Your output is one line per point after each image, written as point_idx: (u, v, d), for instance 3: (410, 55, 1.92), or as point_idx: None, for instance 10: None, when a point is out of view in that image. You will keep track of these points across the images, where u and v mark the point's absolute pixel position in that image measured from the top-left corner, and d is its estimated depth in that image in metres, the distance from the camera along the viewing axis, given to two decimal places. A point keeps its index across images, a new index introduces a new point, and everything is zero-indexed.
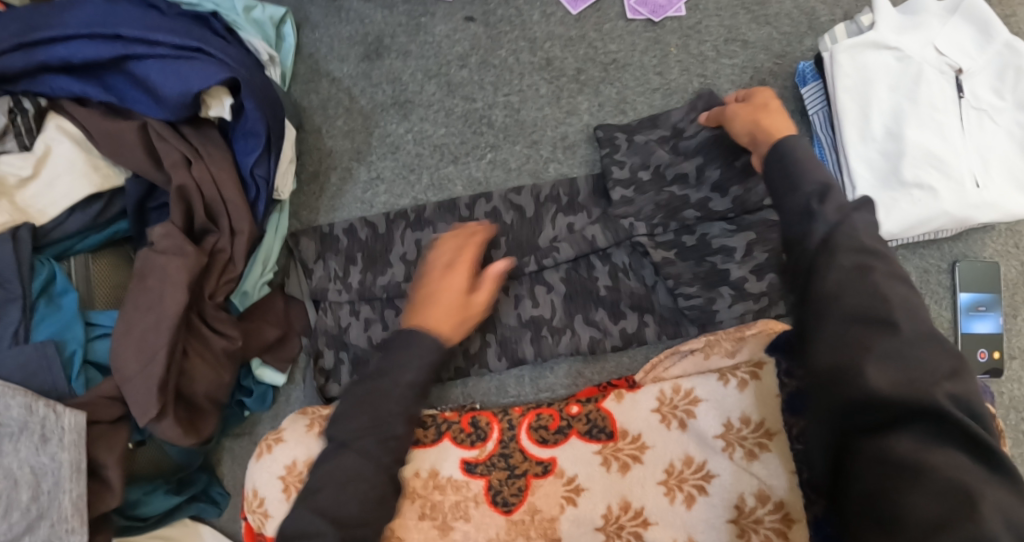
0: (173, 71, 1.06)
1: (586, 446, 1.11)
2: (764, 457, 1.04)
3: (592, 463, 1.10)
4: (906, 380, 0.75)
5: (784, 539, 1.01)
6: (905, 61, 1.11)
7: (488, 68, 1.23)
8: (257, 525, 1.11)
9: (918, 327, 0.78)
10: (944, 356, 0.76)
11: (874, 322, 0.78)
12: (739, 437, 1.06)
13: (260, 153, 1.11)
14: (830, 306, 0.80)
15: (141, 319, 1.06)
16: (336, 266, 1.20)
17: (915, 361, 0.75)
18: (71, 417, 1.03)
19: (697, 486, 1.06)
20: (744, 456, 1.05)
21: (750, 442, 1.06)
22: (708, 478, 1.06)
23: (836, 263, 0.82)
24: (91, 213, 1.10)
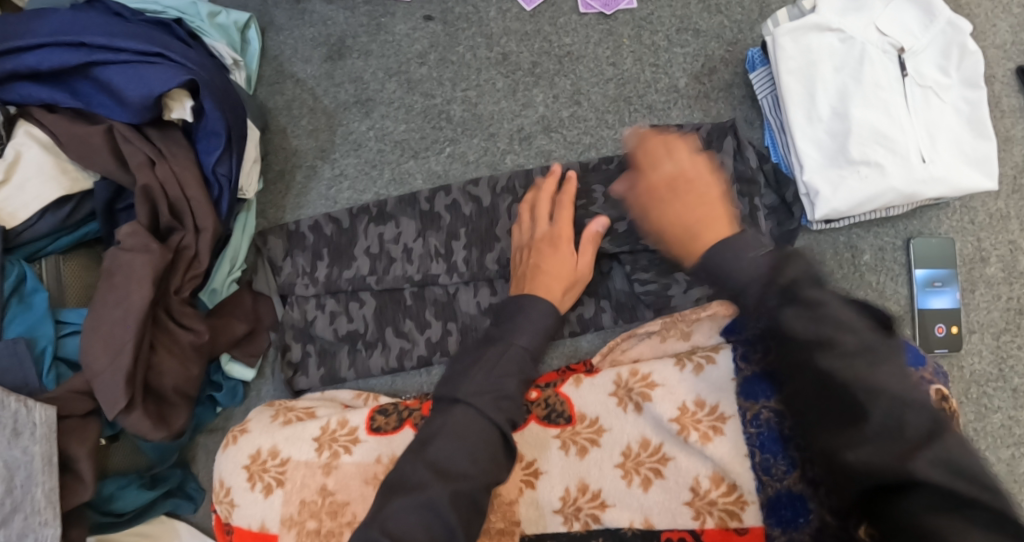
0: (136, 75, 1.10)
1: (546, 431, 1.13)
2: (719, 440, 1.03)
3: (551, 446, 1.12)
4: (885, 448, 0.72)
5: (737, 520, 1.02)
6: (848, 42, 1.13)
7: (446, 65, 1.27)
8: (225, 515, 1.14)
9: (889, 385, 0.74)
10: (909, 410, 0.73)
11: (844, 407, 0.74)
12: (694, 419, 1.05)
13: (222, 151, 1.14)
14: (799, 374, 0.77)
15: (109, 315, 1.09)
16: (303, 262, 1.24)
17: (897, 430, 0.72)
18: (42, 411, 1.06)
19: (653, 469, 1.07)
20: (699, 438, 1.04)
21: (705, 425, 1.05)
22: (664, 462, 1.06)
23: (788, 324, 0.77)
24: (61, 215, 1.14)
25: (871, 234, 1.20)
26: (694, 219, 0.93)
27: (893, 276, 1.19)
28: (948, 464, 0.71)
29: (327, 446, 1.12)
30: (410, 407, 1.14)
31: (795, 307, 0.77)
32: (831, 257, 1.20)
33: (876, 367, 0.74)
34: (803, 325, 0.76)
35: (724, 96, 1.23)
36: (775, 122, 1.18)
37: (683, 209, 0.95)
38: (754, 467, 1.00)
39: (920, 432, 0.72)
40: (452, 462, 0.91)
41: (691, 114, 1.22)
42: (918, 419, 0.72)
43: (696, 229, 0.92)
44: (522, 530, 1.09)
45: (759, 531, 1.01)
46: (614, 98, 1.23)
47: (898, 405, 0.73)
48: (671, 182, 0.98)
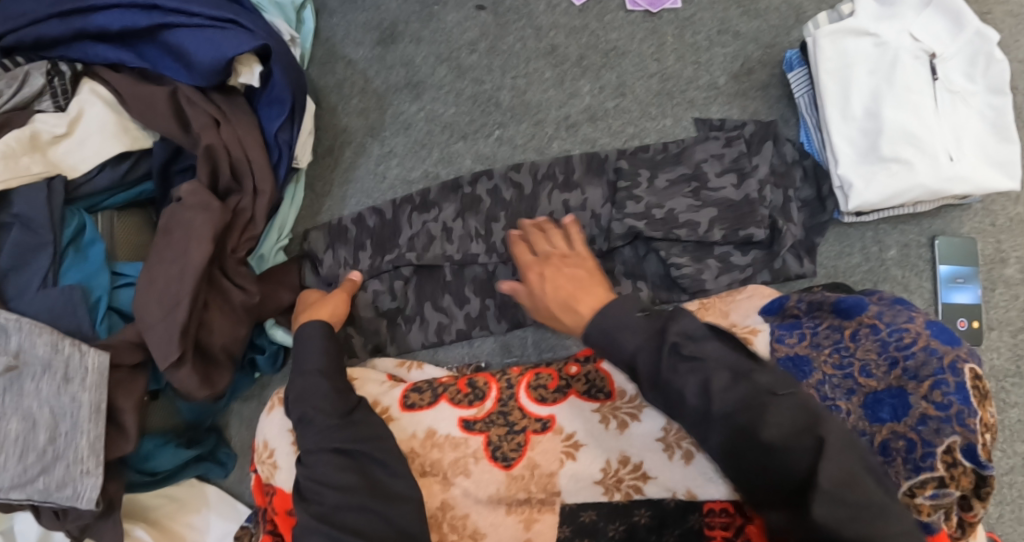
0: (207, 39, 1.13)
1: (585, 405, 1.15)
2: None
3: (592, 420, 1.13)
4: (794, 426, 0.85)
5: None
6: (882, 46, 1.19)
7: (496, 53, 1.32)
8: (266, 476, 1.15)
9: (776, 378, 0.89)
10: (801, 456, 0.84)
11: (746, 456, 0.86)
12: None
13: (285, 119, 1.20)
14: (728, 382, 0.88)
15: (166, 271, 1.12)
16: (345, 253, 1.27)
17: (784, 475, 0.84)
18: (94, 357, 1.07)
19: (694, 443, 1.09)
20: None
21: None
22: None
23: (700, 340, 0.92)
24: (120, 171, 1.16)
25: (897, 230, 1.25)
26: (552, 286, 1.08)
27: (917, 271, 1.25)
28: (838, 496, 0.81)
29: None
30: (445, 384, 1.19)
31: (681, 363, 0.91)
32: (858, 250, 1.25)
33: (767, 409, 0.86)
34: (693, 380, 0.89)
35: (761, 95, 1.29)
36: (811, 120, 1.25)
37: (559, 276, 1.08)
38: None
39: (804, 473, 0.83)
40: (326, 478, 1.02)
41: (729, 110, 1.29)
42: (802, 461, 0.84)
43: (574, 294, 1.05)
44: (562, 500, 1.12)
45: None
46: (657, 92, 1.29)
47: (789, 451, 0.84)
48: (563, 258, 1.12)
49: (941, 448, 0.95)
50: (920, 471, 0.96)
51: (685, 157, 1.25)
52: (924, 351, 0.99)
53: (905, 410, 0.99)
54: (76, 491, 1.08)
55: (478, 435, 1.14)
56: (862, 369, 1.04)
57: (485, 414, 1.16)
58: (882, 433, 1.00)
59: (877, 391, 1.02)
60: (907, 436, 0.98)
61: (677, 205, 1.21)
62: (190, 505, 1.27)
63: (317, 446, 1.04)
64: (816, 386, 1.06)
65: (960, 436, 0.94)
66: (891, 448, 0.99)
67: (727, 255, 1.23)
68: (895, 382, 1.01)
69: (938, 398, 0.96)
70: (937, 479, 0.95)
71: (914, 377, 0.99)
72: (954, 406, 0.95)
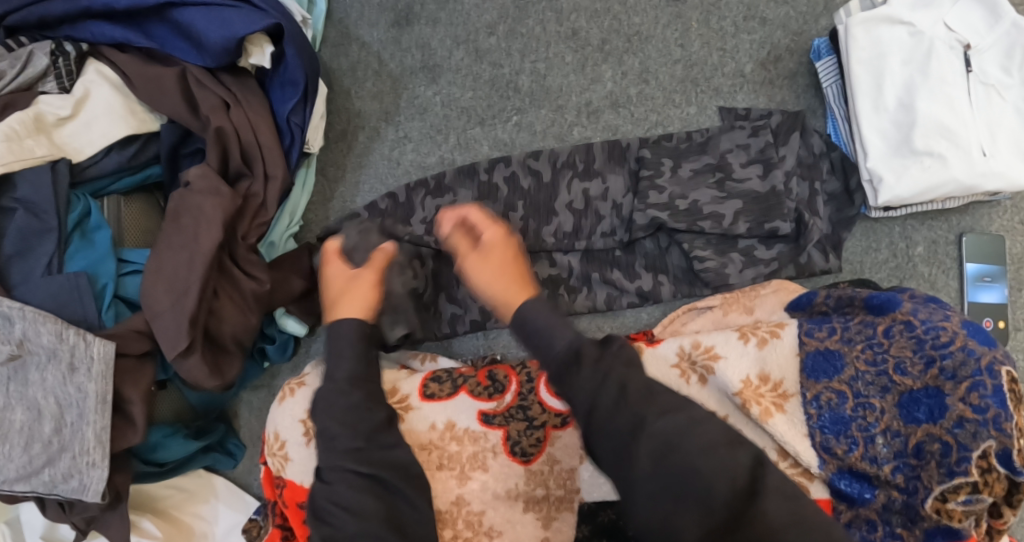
0: (218, 18, 1.09)
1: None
2: (780, 417, 1.05)
3: None
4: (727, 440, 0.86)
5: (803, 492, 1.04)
6: (917, 36, 1.15)
7: (516, 36, 1.28)
8: (276, 469, 1.12)
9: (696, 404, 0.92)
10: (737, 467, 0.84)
11: (685, 466, 0.84)
12: (758, 393, 1.06)
13: (298, 101, 1.16)
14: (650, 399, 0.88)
15: (174, 257, 1.08)
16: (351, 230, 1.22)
17: (728, 481, 0.83)
18: (100, 346, 1.04)
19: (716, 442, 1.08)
20: (761, 413, 1.05)
21: (767, 400, 1.06)
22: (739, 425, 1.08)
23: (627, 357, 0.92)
24: (127, 155, 1.13)
25: (925, 226, 1.22)
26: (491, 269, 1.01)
27: (944, 269, 1.22)
28: (782, 492, 0.82)
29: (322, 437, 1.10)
30: (465, 375, 1.15)
31: (618, 372, 0.90)
32: (885, 246, 1.22)
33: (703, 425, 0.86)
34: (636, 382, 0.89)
35: (789, 84, 1.25)
36: (840, 111, 1.21)
37: (496, 253, 1.03)
38: (813, 447, 1.03)
39: (745, 483, 0.83)
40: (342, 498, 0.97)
41: (756, 99, 1.25)
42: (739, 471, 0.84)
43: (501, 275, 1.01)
44: (581, 498, 1.10)
45: (825, 502, 1.04)
46: (681, 79, 1.26)
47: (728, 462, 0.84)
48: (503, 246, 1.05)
49: (976, 452, 0.93)
50: (954, 475, 0.94)
51: (711, 147, 1.21)
52: (962, 351, 0.96)
53: (942, 411, 0.96)
54: (82, 483, 1.06)
55: (497, 430, 1.11)
56: (896, 366, 1.00)
57: (505, 408, 1.12)
58: (917, 434, 0.98)
59: (913, 390, 0.99)
60: (943, 439, 0.95)
61: (701, 197, 1.18)
62: (199, 495, 1.24)
63: (335, 464, 0.99)
64: (848, 382, 1.03)
65: (995, 441, 0.92)
66: (925, 451, 0.97)
67: (751, 249, 1.20)
68: (931, 382, 0.98)
69: (975, 401, 0.94)
70: (971, 484, 0.93)
71: (953, 377, 0.96)
72: (992, 410, 0.93)
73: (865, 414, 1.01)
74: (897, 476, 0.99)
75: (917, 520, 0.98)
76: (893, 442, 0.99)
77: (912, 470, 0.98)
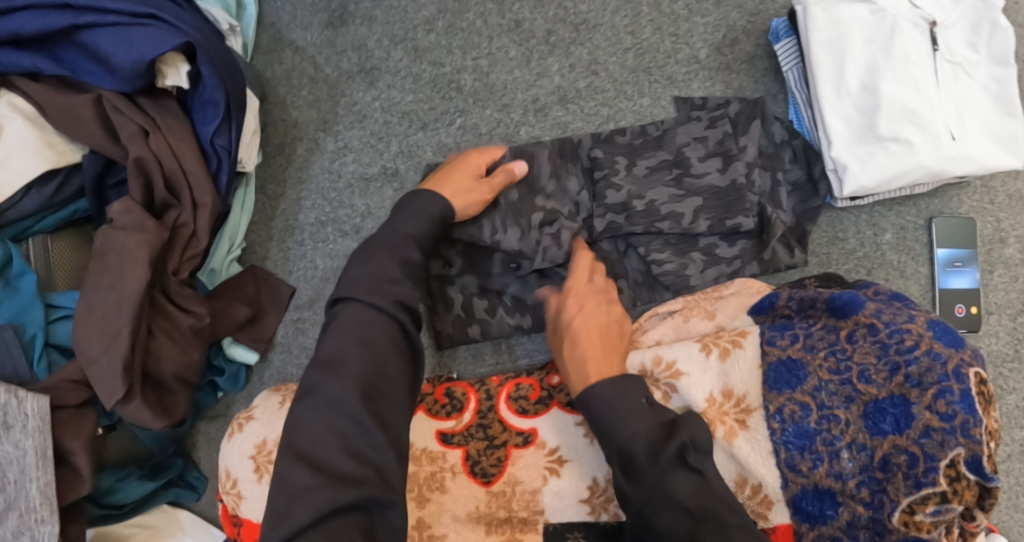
0: (125, 39, 1.01)
1: (568, 417, 1.05)
2: (746, 434, 1.01)
3: (576, 434, 1.04)
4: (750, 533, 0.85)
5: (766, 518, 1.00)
6: (879, 14, 1.08)
7: (456, 31, 1.20)
8: (233, 507, 1.08)
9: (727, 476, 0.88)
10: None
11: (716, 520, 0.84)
12: (722, 411, 1.02)
13: (220, 122, 1.08)
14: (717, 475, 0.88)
15: (102, 299, 1.03)
16: (314, 254, 1.20)
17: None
18: (34, 401, 1.00)
19: (738, 420, 1.01)
20: (725, 434, 1.01)
21: (732, 418, 1.02)
22: (743, 424, 1.01)
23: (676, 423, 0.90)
24: (47, 192, 1.06)
25: (893, 212, 1.18)
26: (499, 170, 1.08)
27: (914, 256, 1.17)
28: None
29: (263, 468, 1.05)
30: (423, 392, 1.11)
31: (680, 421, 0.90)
32: (852, 235, 1.18)
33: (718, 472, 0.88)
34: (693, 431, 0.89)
35: (747, 68, 1.19)
36: (800, 96, 1.15)
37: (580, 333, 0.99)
38: (777, 464, 0.99)
39: None
40: (311, 431, 0.85)
41: (712, 86, 1.18)
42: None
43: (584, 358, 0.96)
44: (545, 520, 1.03)
45: (786, 526, 1.00)
46: (633, 69, 1.19)
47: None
48: (598, 295, 1.03)
49: (944, 461, 0.89)
50: (922, 486, 0.89)
51: (667, 140, 1.14)
52: (928, 356, 0.92)
53: (908, 421, 0.91)
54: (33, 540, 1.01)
55: (456, 449, 1.06)
56: (860, 374, 0.96)
57: (464, 427, 1.07)
58: (883, 446, 0.93)
59: (879, 399, 0.94)
60: (909, 450, 0.91)
61: (659, 196, 1.11)
62: (163, 531, 1.21)
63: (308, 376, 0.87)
64: (812, 393, 0.98)
65: (964, 448, 0.89)
66: (891, 463, 0.92)
67: (712, 247, 1.14)
68: (897, 390, 0.93)
69: (942, 408, 0.90)
70: (939, 494, 0.89)
71: (918, 385, 0.92)
72: (959, 416, 0.89)
73: (830, 426, 0.96)
74: (862, 490, 0.94)
75: (884, 533, 0.93)
76: (859, 456, 0.94)
77: (877, 484, 0.93)
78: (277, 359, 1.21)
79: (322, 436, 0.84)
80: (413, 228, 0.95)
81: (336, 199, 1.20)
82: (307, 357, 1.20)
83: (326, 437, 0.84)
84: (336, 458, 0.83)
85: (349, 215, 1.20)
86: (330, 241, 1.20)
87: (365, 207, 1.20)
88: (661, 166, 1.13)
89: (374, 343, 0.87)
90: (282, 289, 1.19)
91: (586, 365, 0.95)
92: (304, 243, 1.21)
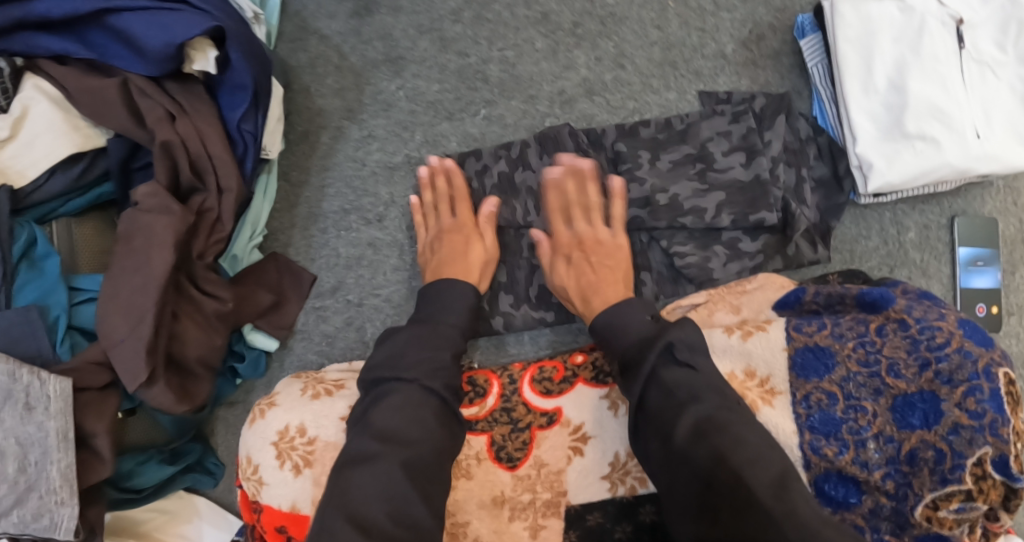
0: (156, 22, 1.01)
1: (593, 392, 1.09)
2: (768, 411, 1.01)
3: (599, 408, 1.08)
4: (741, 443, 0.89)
5: None
6: (908, 11, 1.09)
7: (482, 22, 1.20)
8: (251, 494, 1.07)
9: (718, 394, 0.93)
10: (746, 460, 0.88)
11: (712, 440, 0.90)
12: (744, 389, 1.04)
13: (248, 107, 1.09)
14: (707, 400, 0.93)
15: (128, 282, 1.03)
16: (338, 243, 1.20)
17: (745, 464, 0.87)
18: (56, 384, 1.00)
19: (761, 397, 1.02)
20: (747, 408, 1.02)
21: (755, 395, 1.03)
22: (767, 399, 1.02)
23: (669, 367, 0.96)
24: (73, 174, 1.06)
25: (916, 211, 1.18)
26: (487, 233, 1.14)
27: (937, 256, 1.18)
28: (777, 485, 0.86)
29: (286, 456, 1.05)
30: None
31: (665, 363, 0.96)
32: (875, 233, 1.18)
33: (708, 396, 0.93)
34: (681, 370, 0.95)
35: (773, 64, 1.19)
36: (826, 93, 1.15)
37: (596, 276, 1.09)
38: (801, 446, 0.99)
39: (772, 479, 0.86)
40: (360, 489, 0.92)
41: (738, 81, 1.19)
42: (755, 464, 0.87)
43: (597, 284, 1.08)
44: (568, 501, 1.06)
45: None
46: (659, 62, 1.19)
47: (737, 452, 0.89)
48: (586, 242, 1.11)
49: (971, 459, 0.91)
50: (948, 483, 0.92)
51: (692, 135, 1.14)
52: (958, 354, 0.95)
53: (937, 417, 0.94)
54: (54, 521, 1.01)
55: (481, 436, 1.08)
56: (890, 368, 0.98)
57: (488, 412, 1.10)
58: (911, 440, 0.95)
59: (908, 394, 0.96)
60: (937, 446, 0.93)
61: (682, 190, 1.12)
62: (181, 516, 1.22)
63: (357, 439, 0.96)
64: (839, 383, 0.99)
65: (991, 447, 0.90)
66: (918, 458, 0.94)
67: (735, 241, 1.14)
68: (926, 386, 0.95)
69: (972, 406, 0.92)
70: (964, 492, 0.91)
71: (948, 382, 0.94)
72: (988, 415, 0.91)
73: (856, 416, 0.97)
74: (887, 483, 0.96)
75: (906, 527, 0.96)
76: (886, 448, 0.96)
77: (903, 477, 0.95)
78: (298, 346, 1.21)
79: (375, 499, 0.91)
80: (459, 320, 1.05)
81: (360, 187, 1.20)
82: (328, 345, 1.20)
83: (376, 505, 0.91)
84: (383, 521, 0.90)
85: (373, 204, 1.20)
86: (353, 229, 1.20)
87: (389, 196, 1.20)
88: (683, 160, 1.13)
89: (426, 422, 0.97)
90: (304, 277, 1.19)
91: (596, 295, 1.08)
92: (327, 231, 1.21)
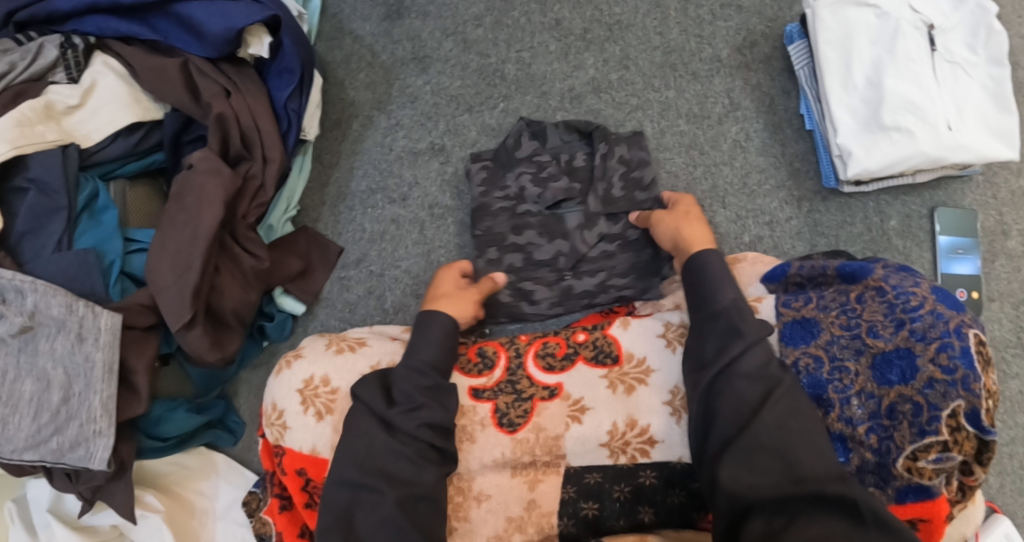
0: (219, 10, 1.14)
1: (593, 371, 1.12)
2: None
3: (598, 386, 1.11)
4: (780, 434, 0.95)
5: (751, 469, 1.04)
6: (883, 17, 1.20)
7: (502, 27, 1.33)
8: (274, 439, 1.15)
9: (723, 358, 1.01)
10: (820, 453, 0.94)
11: (787, 434, 0.95)
12: (624, 442, 1.08)
13: (293, 88, 1.21)
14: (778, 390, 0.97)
15: (177, 235, 1.13)
16: (364, 221, 1.31)
17: (760, 436, 0.96)
18: (107, 318, 1.09)
19: None
20: None
21: None
22: None
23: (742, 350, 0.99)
24: (132, 140, 1.18)
25: (898, 201, 1.27)
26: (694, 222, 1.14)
27: (919, 243, 1.26)
28: (803, 458, 0.94)
29: (310, 403, 1.13)
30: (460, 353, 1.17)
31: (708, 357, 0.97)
32: (859, 221, 1.27)
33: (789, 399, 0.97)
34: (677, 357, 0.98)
35: (764, 67, 1.31)
36: (811, 92, 1.25)
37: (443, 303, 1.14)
38: None
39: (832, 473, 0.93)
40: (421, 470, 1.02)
41: (732, 82, 1.30)
42: (787, 454, 0.94)
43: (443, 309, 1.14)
44: (567, 463, 1.10)
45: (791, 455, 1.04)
46: (660, 65, 1.31)
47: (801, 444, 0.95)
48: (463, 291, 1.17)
49: (946, 411, 0.95)
50: (925, 434, 0.96)
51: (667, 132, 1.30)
52: (931, 314, 0.99)
53: (913, 372, 0.98)
54: (89, 451, 1.10)
55: (486, 403, 1.11)
56: (869, 329, 1.03)
57: (495, 383, 1.13)
58: (890, 395, 1.00)
59: (886, 351, 1.01)
60: (914, 399, 0.98)
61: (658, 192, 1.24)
62: (199, 472, 1.30)
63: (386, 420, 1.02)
64: (825, 347, 1.05)
65: (964, 400, 0.95)
66: (897, 411, 0.99)
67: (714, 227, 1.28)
68: (902, 343, 1.00)
69: (944, 362, 0.96)
70: (941, 443, 0.96)
71: (922, 338, 0.98)
72: (960, 370, 0.95)
73: (841, 377, 1.03)
74: (871, 437, 1.01)
75: (889, 480, 1.00)
76: (867, 403, 1.01)
77: (885, 431, 1.00)
78: (321, 313, 1.31)
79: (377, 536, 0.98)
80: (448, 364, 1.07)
81: (386, 170, 1.32)
82: (349, 312, 1.30)
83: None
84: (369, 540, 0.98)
85: (397, 185, 1.32)
86: (378, 207, 1.32)
87: (413, 178, 1.32)
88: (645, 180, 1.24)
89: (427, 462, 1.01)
90: (331, 247, 1.29)
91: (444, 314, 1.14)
92: (354, 208, 1.32)
